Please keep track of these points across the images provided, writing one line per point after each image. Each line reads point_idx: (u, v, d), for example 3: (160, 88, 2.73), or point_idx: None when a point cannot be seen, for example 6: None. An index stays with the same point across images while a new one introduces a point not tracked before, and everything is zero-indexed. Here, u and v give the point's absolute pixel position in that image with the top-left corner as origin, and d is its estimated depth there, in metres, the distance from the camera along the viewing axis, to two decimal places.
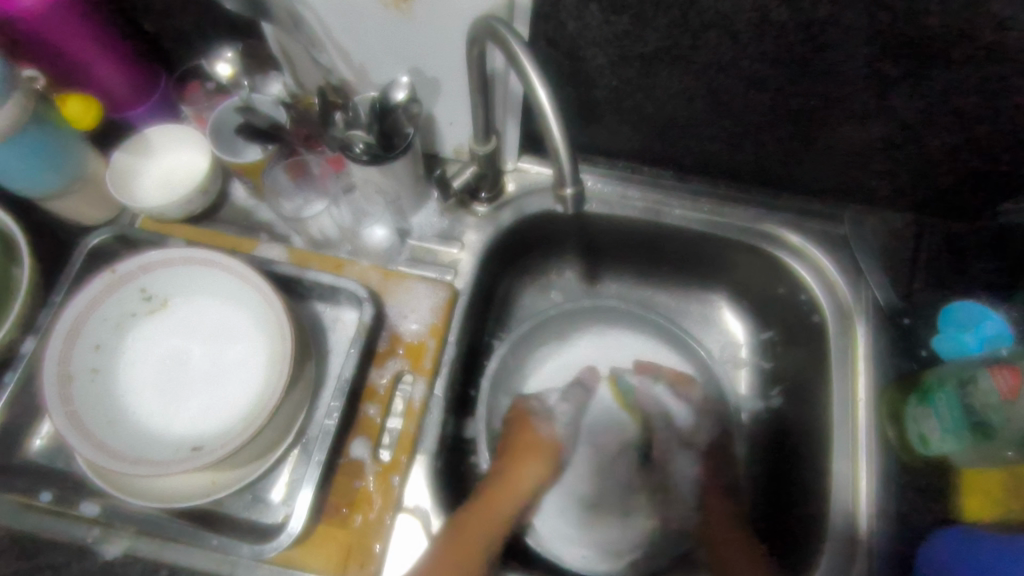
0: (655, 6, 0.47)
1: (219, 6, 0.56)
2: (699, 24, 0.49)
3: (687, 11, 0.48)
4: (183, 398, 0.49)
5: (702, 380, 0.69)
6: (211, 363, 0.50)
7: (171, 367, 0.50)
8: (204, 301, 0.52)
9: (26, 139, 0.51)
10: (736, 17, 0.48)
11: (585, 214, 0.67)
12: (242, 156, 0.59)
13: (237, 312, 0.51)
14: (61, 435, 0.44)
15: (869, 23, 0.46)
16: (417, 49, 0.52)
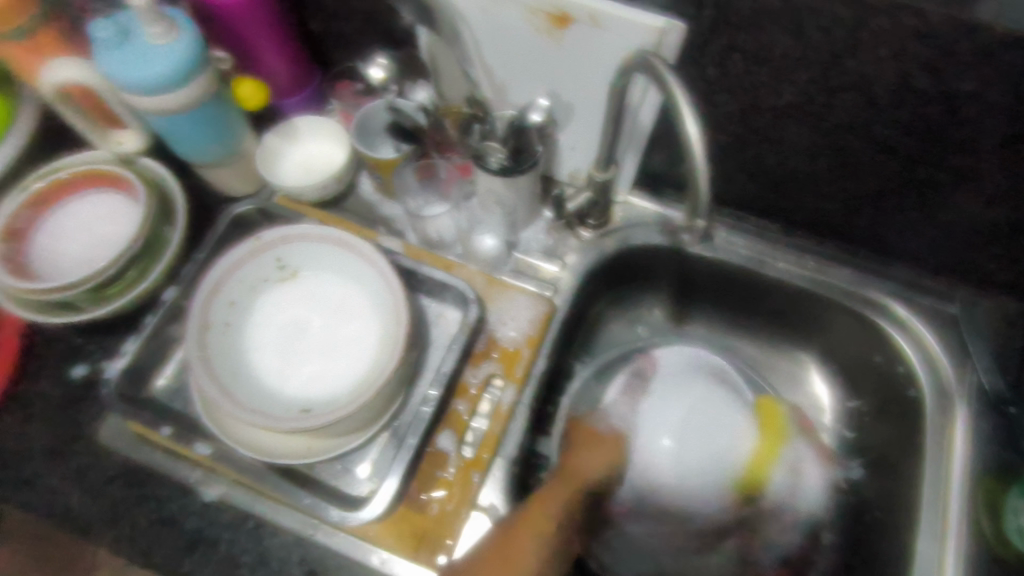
0: (797, 63, 0.49)
1: (384, 16, 0.61)
2: (838, 84, 0.50)
3: (829, 71, 0.49)
4: (297, 363, 0.53)
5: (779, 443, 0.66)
6: (326, 336, 0.54)
7: (290, 332, 0.54)
8: (328, 278, 0.56)
9: (204, 113, 0.57)
10: (878, 81, 0.49)
11: (678, 242, 0.67)
12: (377, 152, 0.62)
13: (357, 293, 0.55)
14: (195, 377, 0.48)
15: (1014, 103, 0.47)
16: (560, 75, 0.55)
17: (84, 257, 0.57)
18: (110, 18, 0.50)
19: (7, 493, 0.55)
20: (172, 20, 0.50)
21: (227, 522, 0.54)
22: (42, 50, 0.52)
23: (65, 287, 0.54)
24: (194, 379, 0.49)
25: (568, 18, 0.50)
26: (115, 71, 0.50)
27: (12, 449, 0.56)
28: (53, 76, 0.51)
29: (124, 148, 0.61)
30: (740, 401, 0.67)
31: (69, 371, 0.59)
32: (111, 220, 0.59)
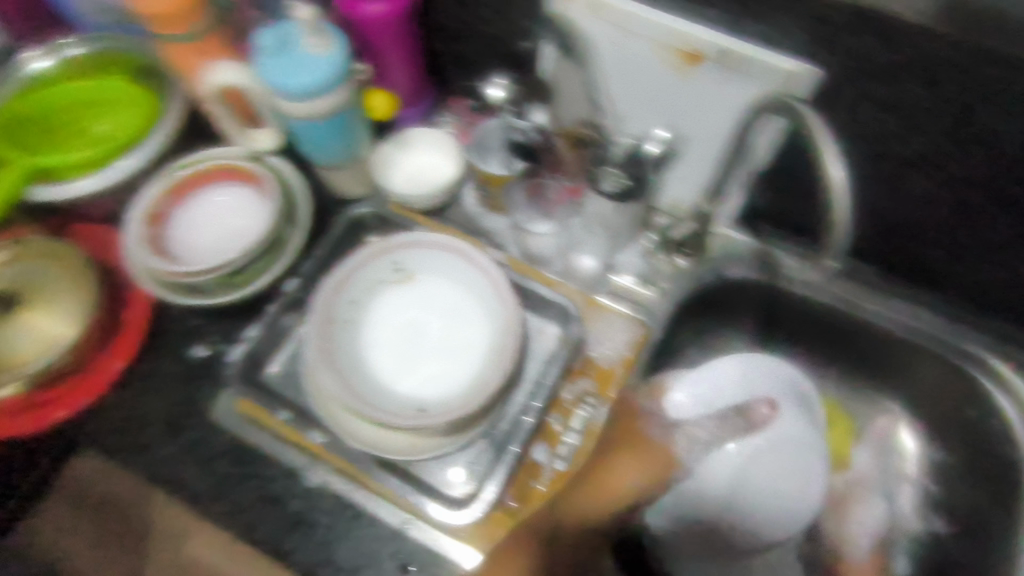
0: (929, 115, 0.48)
1: (510, 41, 0.64)
2: (969, 137, 0.48)
3: (961, 124, 0.47)
4: (411, 362, 0.56)
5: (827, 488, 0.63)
6: (438, 339, 0.57)
7: (404, 333, 0.57)
8: (442, 283, 0.58)
9: (340, 120, 0.60)
10: (1011, 140, 0.47)
11: (785, 279, 0.66)
12: (487, 165, 0.65)
13: (468, 301, 0.58)
14: (318, 368, 0.52)
15: None
16: (682, 108, 0.57)
17: (217, 245, 0.61)
18: (273, 28, 0.54)
19: (125, 458, 0.58)
20: (331, 34, 0.54)
21: (326, 508, 0.56)
22: (203, 52, 0.56)
23: (200, 272, 0.58)
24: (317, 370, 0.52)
25: (700, 56, 0.51)
26: (272, 76, 0.53)
27: (131, 417, 0.59)
28: (214, 77, 0.55)
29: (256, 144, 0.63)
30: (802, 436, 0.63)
31: (187, 350, 0.62)
32: (241, 213, 0.63)
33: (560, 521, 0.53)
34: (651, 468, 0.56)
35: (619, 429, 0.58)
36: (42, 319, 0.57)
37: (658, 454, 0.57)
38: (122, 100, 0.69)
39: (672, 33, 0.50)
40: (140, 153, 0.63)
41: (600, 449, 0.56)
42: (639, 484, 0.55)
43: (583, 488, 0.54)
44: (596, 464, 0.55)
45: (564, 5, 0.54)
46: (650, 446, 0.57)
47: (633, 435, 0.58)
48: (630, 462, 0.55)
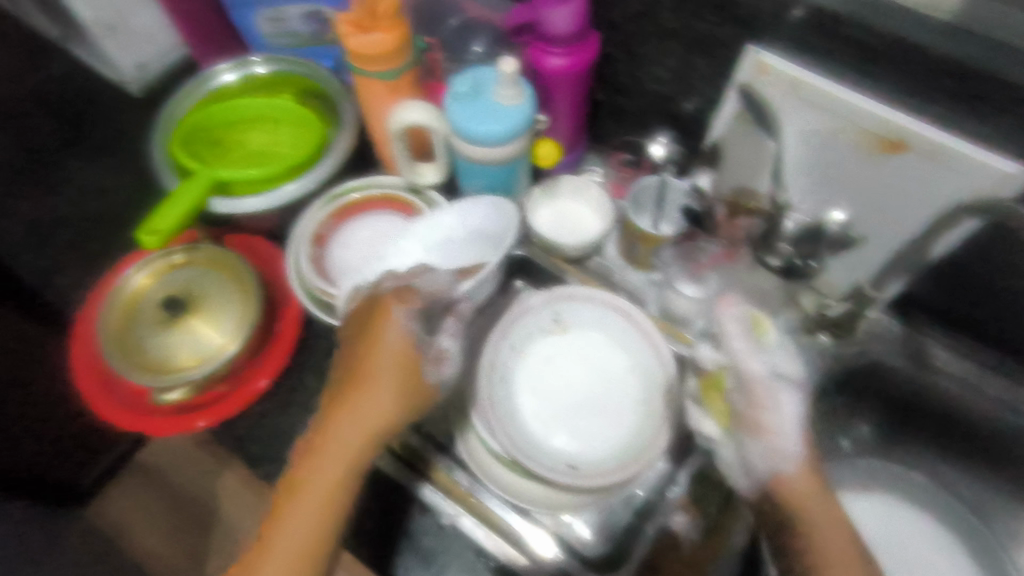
0: None
1: (677, 102, 0.64)
2: None
3: None
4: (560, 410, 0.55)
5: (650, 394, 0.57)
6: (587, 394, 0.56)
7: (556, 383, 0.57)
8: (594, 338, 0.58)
9: (510, 165, 0.61)
10: None
11: (931, 367, 0.65)
12: (640, 219, 0.65)
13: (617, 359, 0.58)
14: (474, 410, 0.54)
15: None
16: (860, 191, 0.55)
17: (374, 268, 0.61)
18: (467, 73, 0.56)
19: (266, 468, 0.60)
20: (523, 85, 0.54)
21: (456, 549, 0.56)
22: (398, 91, 0.58)
23: None
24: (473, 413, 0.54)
25: (903, 145, 0.50)
26: (466, 120, 0.55)
27: (275, 430, 0.61)
28: (403, 115, 0.56)
29: (422, 179, 0.64)
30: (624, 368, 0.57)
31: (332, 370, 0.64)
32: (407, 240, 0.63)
33: (324, 472, 0.46)
34: (404, 375, 0.49)
35: (357, 353, 0.50)
36: (206, 326, 0.59)
37: (388, 362, 0.49)
38: (286, 116, 0.71)
39: (877, 120, 0.50)
40: (303, 179, 0.64)
41: (345, 373, 0.50)
42: (393, 408, 0.48)
43: (338, 427, 0.47)
44: (353, 399, 0.48)
45: (758, 79, 0.54)
46: (396, 358, 0.49)
47: (370, 354, 0.49)
48: (383, 382, 0.48)
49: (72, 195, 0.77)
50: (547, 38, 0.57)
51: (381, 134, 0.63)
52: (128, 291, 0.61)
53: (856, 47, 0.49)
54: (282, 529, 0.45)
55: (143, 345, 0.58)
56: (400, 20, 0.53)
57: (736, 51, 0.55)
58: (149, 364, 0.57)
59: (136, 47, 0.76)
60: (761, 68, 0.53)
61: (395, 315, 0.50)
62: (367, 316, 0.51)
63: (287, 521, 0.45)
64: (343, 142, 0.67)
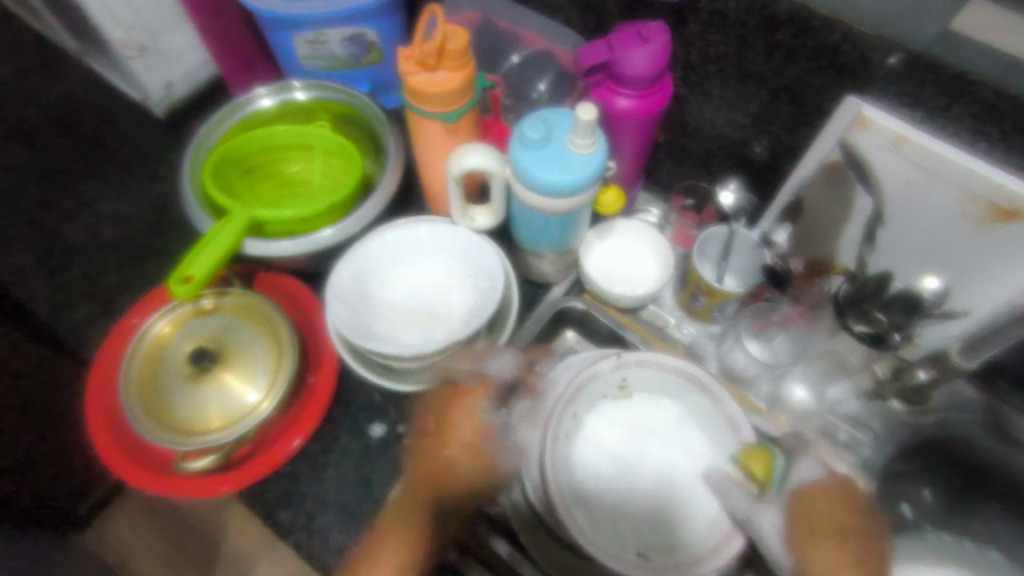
0: None
1: (749, 147, 0.59)
2: None
3: None
4: (608, 471, 0.52)
5: (670, 433, 0.53)
6: (642, 465, 0.52)
7: (609, 443, 0.53)
8: (655, 405, 0.55)
9: (571, 215, 0.56)
10: None
11: (1014, 440, 0.58)
12: (701, 264, 0.61)
13: (685, 432, 0.53)
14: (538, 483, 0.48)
15: None
16: (959, 256, 0.51)
17: (394, 303, 0.58)
18: (536, 117, 0.52)
19: (297, 540, 0.54)
20: (597, 133, 0.50)
21: None
22: (459, 132, 0.54)
23: (409, 357, 0.54)
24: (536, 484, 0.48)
25: (1018, 215, 0.45)
26: (534, 170, 0.50)
27: (308, 495, 0.55)
28: (462, 159, 0.52)
29: (475, 224, 0.60)
30: (655, 417, 0.54)
31: (369, 428, 0.58)
32: (433, 279, 0.59)
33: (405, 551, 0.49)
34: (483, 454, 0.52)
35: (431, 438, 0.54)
36: (234, 380, 0.54)
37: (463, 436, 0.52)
38: (323, 145, 0.67)
39: (991, 188, 0.45)
40: (343, 224, 0.59)
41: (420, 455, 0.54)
42: (479, 483, 0.51)
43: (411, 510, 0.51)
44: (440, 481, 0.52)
45: (856, 133, 0.49)
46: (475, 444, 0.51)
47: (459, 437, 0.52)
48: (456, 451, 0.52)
49: (85, 221, 0.72)
50: (622, 78, 0.53)
51: (434, 174, 0.59)
52: (148, 341, 0.56)
53: (979, 110, 0.44)
54: None
55: (167, 403, 0.53)
56: (467, 60, 0.49)
57: (830, 101, 0.50)
58: (174, 424, 0.52)
59: (165, 66, 0.73)
60: (860, 122, 0.48)
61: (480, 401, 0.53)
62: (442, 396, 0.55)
63: None
64: (389, 178, 0.61)
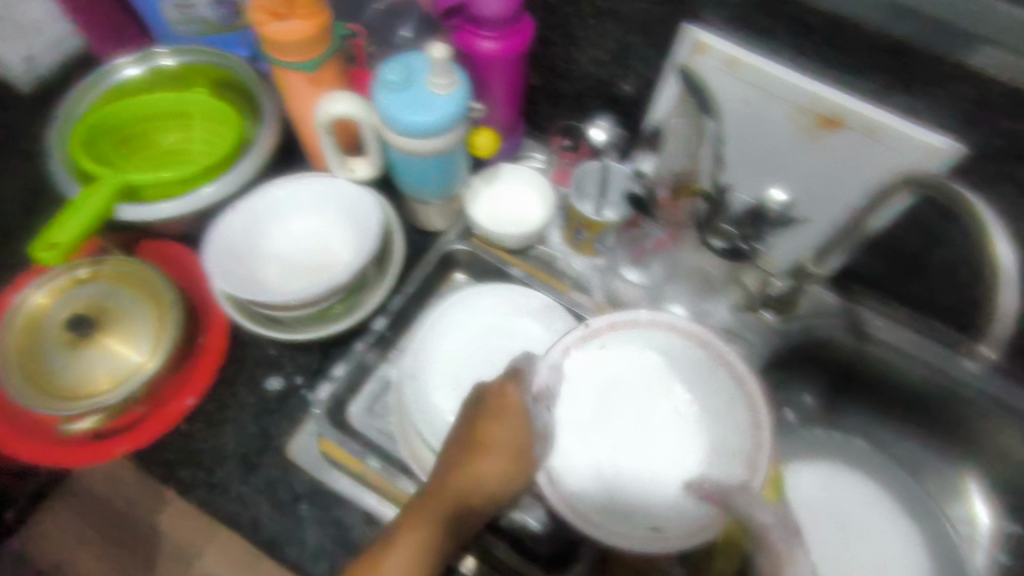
0: None
1: (614, 84, 0.62)
2: None
3: None
4: (591, 441, 0.43)
5: (662, 384, 0.44)
6: (622, 426, 0.44)
7: (584, 410, 0.44)
8: (634, 360, 0.45)
9: (445, 157, 0.58)
10: None
11: (870, 338, 0.65)
12: (581, 204, 0.65)
13: (670, 383, 0.44)
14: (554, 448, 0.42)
15: None
16: (798, 169, 0.56)
17: (275, 260, 0.59)
18: (396, 61, 0.53)
19: (199, 495, 0.55)
20: (456, 73, 0.52)
21: None
22: (324, 81, 0.55)
23: (294, 306, 0.55)
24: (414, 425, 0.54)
25: (839, 122, 0.51)
26: (399, 114, 0.52)
27: (206, 451, 0.57)
28: (329, 106, 0.53)
29: (356, 175, 0.61)
30: (641, 370, 0.45)
31: (266, 382, 0.60)
32: (314, 236, 0.60)
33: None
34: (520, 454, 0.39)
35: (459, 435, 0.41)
36: (117, 345, 0.54)
37: (511, 444, 0.39)
38: (199, 111, 0.67)
39: (815, 99, 0.50)
40: (222, 182, 0.60)
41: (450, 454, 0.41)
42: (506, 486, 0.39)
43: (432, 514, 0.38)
44: (456, 471, 0.39)
45: (697, 59, 0.53)
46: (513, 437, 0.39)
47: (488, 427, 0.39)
48: (496, 456, 0.39)
49: None
50: (478, 21, 0.56)
51: (308, 130, 0.60)
52: (25, 312, 0.55)
53: (795, 27, 0.47)
54: None
55: (49, 371, 0.52)
56: (318, 8, 0.50)
57: (673, 29, 0.53)
58: (56, 391, 0.52)
59: (23, 39, 0.70)
60: (699, 48, 0.52)
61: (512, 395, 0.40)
62: (478, 403, 0.41)
63: None
64: (265, 137, 0.62)
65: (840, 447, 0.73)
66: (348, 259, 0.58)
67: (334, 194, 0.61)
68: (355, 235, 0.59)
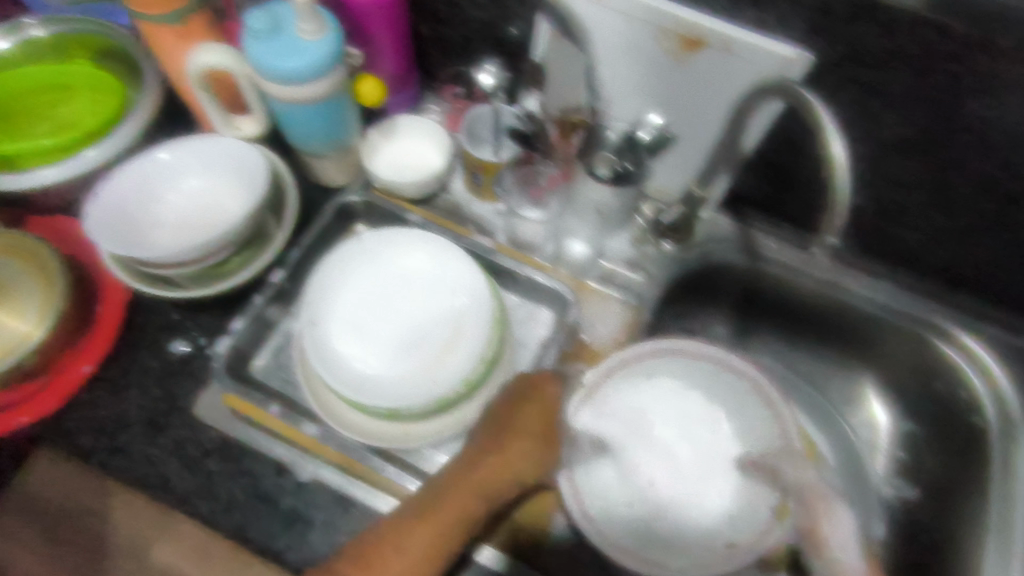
0: (897, 89, 0.50)
1: (495, 27, 0.63)
2: (935, 112, 0.51)
3: (927, 99, 0.50)
4: (638, 469, 0.50)
5: (687, 403, 0.51)
6: (668, 458, 0.50)
7: (629, 455, 0.50)
8: (648, 393, 0.51)
9: (325, 106, 0.58)
10: (955, 117, 0.50)
11: (761, 257, 0.68)
12: (479, 152, 0.65)
13: (689, 395, 0.51)
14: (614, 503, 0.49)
15: None
16: (672, 94, 0.58)
17: (163, 223, 0.58)
18: (264, 10, 0.53)
19: (102, 461, 0.56)
20: (323, 18, 0.52)
21: (321, 504, 0.56)
22: (194, 35, 0.55)
23: (181, 264, 0.55)
24: (320, 370, 0.55)
25: (700, 42, 0.52)
26: (271, 62, 0.52)
27: (109, 418, 0.57)
28: (198, 59, 0.53)
29: (243, 133, 0.61)
30: (659, 392, 0.51)
31: (170, 345, 0.60)
32: (202, 199, 0.60)
33: (444, 512, 0.45)
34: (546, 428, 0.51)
35: (489, 427, 0.51)
36: (6, 317, 0.57)
37: (545, 411, 0.52)
38: (83, 84, 0.66)
39: (674, 21, 0.52)
40: (103, 146, 0.59)
41: (481, 446, 0.50)
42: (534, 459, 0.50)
43: (482, 480, 0.48)
44: (504, 442, 0.50)
45: None
46: (539, 415, 0.51)
47: (524, 410, 0.51)
48: (526, 438, 0.50)
49: None
50: None
51: (187, 89, 0.59)
52: None
53: None
54: (392, 556, 0.43)
55: None
56: None
57: None
58: None
59: None
60: None
61: (547, 388, 0.53)
62: (518, 393, 0.52)
63: (398, 551, 0.43)
64: (148, 103, 0.61)
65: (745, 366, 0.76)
66: (233, 218, 0.58)
67: (220, 154, 0.60)
68: (241, 194, 0.59)
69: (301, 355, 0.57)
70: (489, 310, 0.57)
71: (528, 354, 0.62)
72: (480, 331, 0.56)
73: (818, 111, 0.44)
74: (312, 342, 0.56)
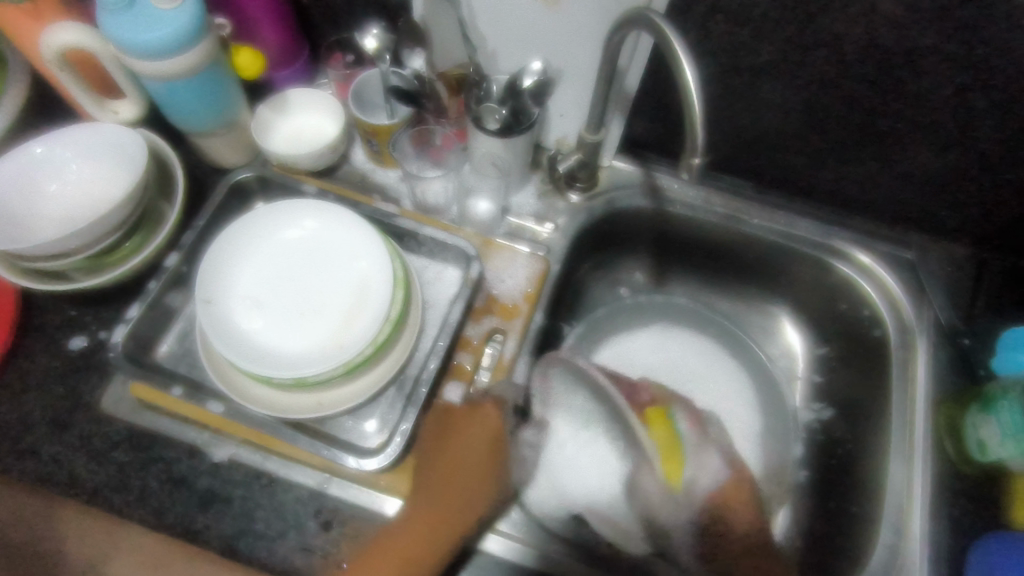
0: (755, 13, 0.51)
1: None
2: (794, 33, 0.52)
3: (785, 21, 0.51)
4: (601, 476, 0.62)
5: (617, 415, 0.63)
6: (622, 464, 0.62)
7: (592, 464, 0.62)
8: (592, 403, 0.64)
9: (199, 81, 0.56)
10: (813, 36, 0.52)
11: (664, 198, 0.70)
12: (371, 117, 0.65)
13: None
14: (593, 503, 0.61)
15: (935, 51, 0.50)
16: (550, 39, 0.58)
17: (41, 218, 0.56)
18: None
19: (6, 464, 0.55)
20: None
21: (238, 480, 0.56)
22: (45, 15, 0.52)
23: (60, 256, 0.53)
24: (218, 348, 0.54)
25: None
26: (126, 33, 0.50)
27: (9, 421, 0.56)
28: (53, 39, 0.51)
29: (120, 117, 0.60)
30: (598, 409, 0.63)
31: (69, 343, 0.59)
32: (80, 189, 0.58)
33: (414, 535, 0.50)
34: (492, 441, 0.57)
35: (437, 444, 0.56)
36: None
37: (490, 424, 0.58)
38: None
39: None
40: None
41: (435, 467, 0.55)
42: (487, 468, 0.57)
43: (442, 500, 0.53)
44: (454, 458, 0.55)
45: None
46: (488, 428, 0.57)
47: (466, 426, 0.57)
48: (474, 451, 0.56)
49: None
50: None
51: (51, 75, 0.57)
52: None
53: None
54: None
55: None
56: None
57: None
58: None
59: None
60: None
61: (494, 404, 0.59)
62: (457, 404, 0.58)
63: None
64: (12, 98, 0.60)
65: (664, 309, 0.75)
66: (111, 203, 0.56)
67: (95, 141, 0.58)
68: (120, 180, 0.57)
69: (202, 335, 0.56)
70: (388, 271, 0.56)
71: (438, 313, 0.63)
72: (381, 292, 0.56)
73: (674, 45, 0.44)
74: (211, 321, 0.54)
